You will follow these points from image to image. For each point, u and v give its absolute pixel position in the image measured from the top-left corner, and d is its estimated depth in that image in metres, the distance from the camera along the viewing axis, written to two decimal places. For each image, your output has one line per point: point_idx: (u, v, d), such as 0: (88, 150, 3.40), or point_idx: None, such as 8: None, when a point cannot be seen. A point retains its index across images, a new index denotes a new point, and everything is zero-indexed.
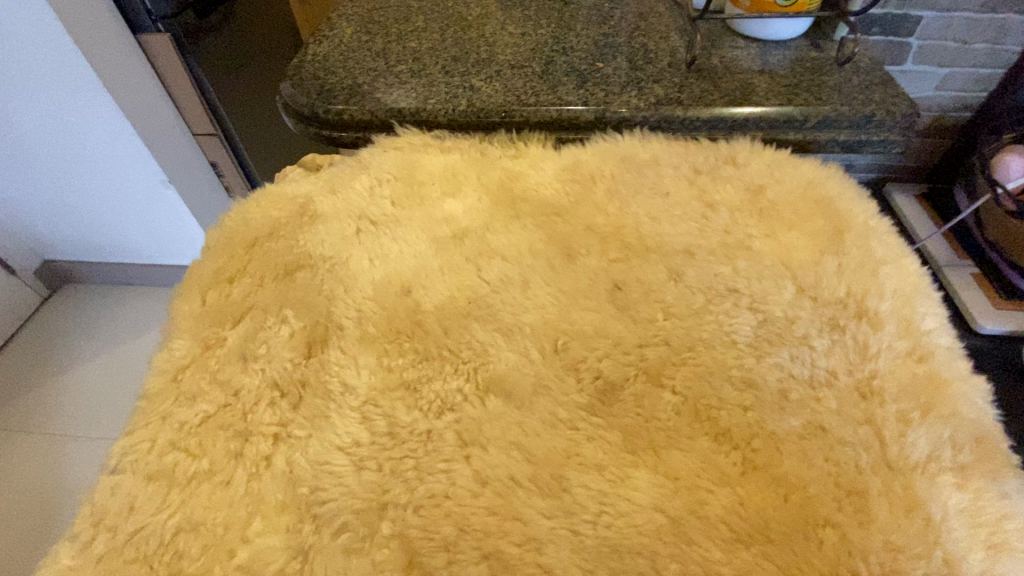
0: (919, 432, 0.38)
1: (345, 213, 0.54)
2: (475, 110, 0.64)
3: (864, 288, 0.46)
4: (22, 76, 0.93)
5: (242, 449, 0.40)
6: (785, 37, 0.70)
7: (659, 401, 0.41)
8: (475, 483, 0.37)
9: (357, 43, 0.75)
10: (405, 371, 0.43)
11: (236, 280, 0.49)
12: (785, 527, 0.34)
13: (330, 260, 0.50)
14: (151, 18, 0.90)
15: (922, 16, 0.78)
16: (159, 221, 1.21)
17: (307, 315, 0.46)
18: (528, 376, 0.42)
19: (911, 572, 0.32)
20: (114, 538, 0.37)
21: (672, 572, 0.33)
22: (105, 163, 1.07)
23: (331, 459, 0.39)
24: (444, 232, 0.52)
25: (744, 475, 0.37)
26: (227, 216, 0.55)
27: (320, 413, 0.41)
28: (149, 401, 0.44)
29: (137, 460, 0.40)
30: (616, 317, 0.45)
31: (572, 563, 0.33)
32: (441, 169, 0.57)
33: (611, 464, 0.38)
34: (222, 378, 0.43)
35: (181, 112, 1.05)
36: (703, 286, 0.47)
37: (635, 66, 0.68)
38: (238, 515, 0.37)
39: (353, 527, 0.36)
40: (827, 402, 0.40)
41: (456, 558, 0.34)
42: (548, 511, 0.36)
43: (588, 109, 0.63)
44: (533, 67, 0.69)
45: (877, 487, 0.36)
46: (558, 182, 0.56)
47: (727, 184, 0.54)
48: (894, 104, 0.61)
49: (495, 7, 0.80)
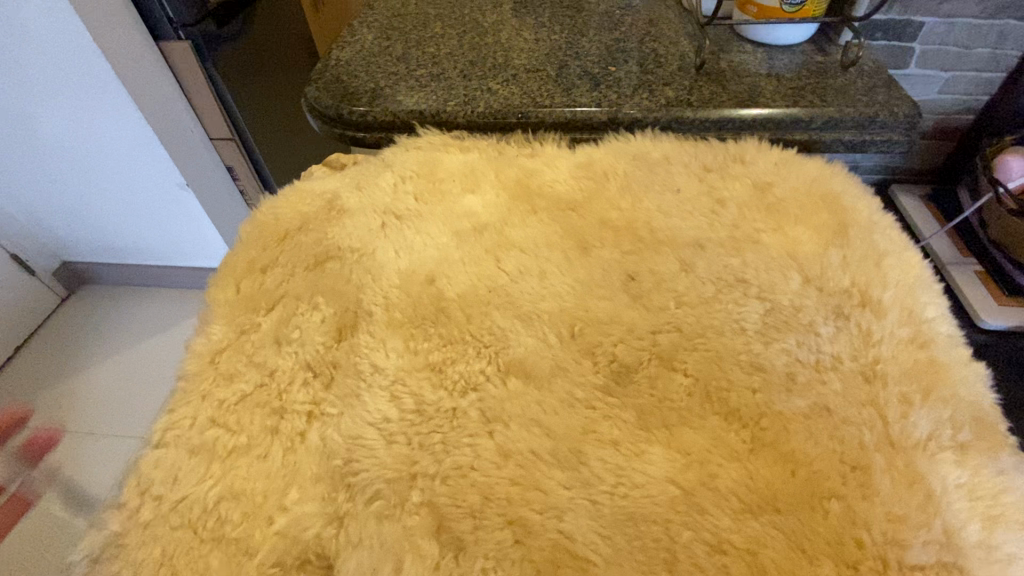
0: (920, 413, 0.40)
1: (371, 208, 0.57)
2: (492, 111, 0.67)
3: (867, 279, 0.48)
4: (49, 83, 0.96)
5: (278, 425, 0.43)
6: (791, 42, 0.72)
7: (672, 383, 0.43)
8: (498, 456, 0.39)
9: (377, 49, 0.79)
10: (430, 354, 0.45)
11: (268, 270, 0.52)
12: (792, 498, 0.37)
13: (357, 252, 0.53)
14: (174, 26, 0.94)
15: (924, 22, 0.80)
16: (177, 223, 1.24)
17: (336, 302, 0.49)
18: (547, 359, 0.44)
19: (912, 540, 0.34)
20: (159, 507, 0.39)
21: (685, 538, 0.35)
22: (126, 166, 1.10)
23: (363, 434, 0.41)
24: (465, 225, 0.55)
25: (753, 451, 0.39)
26: (258, 210, 0.58)
27: (351, 392, 0.44)
28: (188, 382, 0.46)
29: (179, 436, 0.43)
30: (630, 305, 0.48)
31: (590, 529, 0.36)
32: (461, 167, 0.60)
33: (626, 440, 0.40)
34: (258, 360, 0.46)
35: (199, 117, 1.09)
36: (713, 277, 0.49)
37: (646, 70, 0.71)
38: (276, 485, 0.40)
39: (385, 495, 0.38)
40: (832, 385, 0.42)
41: (482, 523, 0.37)
42: (568, 482, 0.38)
43: (601, 110, 0.65)
44: (547, 71, 0.72)
45: (880, 462, 0.38)
46: (573, 178, 0.58)
47: (735, 182, 0.57)
48: (896, 106, 0.64)
49: (510, 14, 0.84)
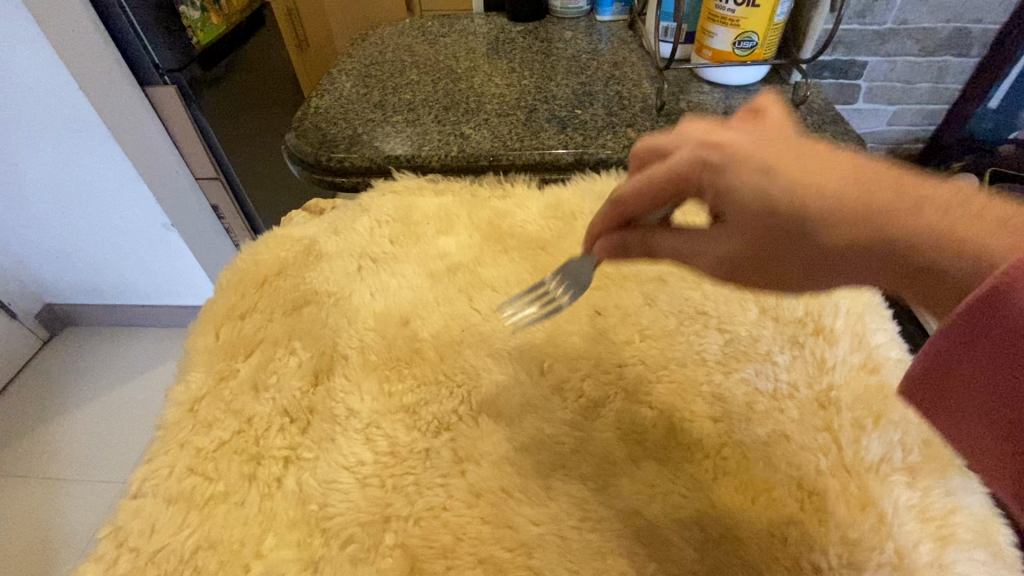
0: (873, 437, 0.42)
1: (348, 252, 0.59)
2: (465, 154, 0.71)
3: (819, 308, 0.50)
4: (33, 127, 0.99)
5: (255, 472, 0.43)
6: (746, 82, 0.77)
7: (637, 415, 0.45)
8: (468, 495, 0.40)
9: (356, 96, 0.82)
10: (405, 395, 0.47)
11: (248, 316, 0.53)
12: (752, 526, 0.38)
13: (335, 296, 0.55)
14: (159, 72, 0.95)
15: (867, 62, 0.86)
16: (161, 262, 1.26)
17: (314, 347, 0.51)
18: (516, 397, 0.46)
19: (866, 562, 0.36)
20: (136, 558, 0.40)
21: (651, 570, 0.36)
22: (110, 207, 1.12)
23: (338, 477, 0.42)
24: (439, 266, 0.57)
25: (715, 481, 0.41)
26: (238, 257, 0.60)
27: (328, 435, 0.45)
28: (168, 430, 0.47)
29: (158, 485, 0.43)
30: (597, 340, 0.50)
31: (559, 565, 0.37)
32: (435, 210, 0.62)
33: (594, 474, 0.41)
34: (236, 407, 0.47)
35: (186, 159, 1.09)
36: (675, 310, 0.51)
37: (611, 112, 0.75)
38: (253, 533, 0.40)
39: (359, 538, 0.39)
40: (788, 412, 0.44)
41: (453, 563, 0.37)
42: (536, 518, 0.39)
43: (568, 152, 0.69)
44: (517, 115, 0.76)
45: (835, 487, 0.39)
46: (543, 219, 0.61)
47: (695, 218, 0.59)
48: (843, 141, 0.68)
49: (482, 60, 0.88)
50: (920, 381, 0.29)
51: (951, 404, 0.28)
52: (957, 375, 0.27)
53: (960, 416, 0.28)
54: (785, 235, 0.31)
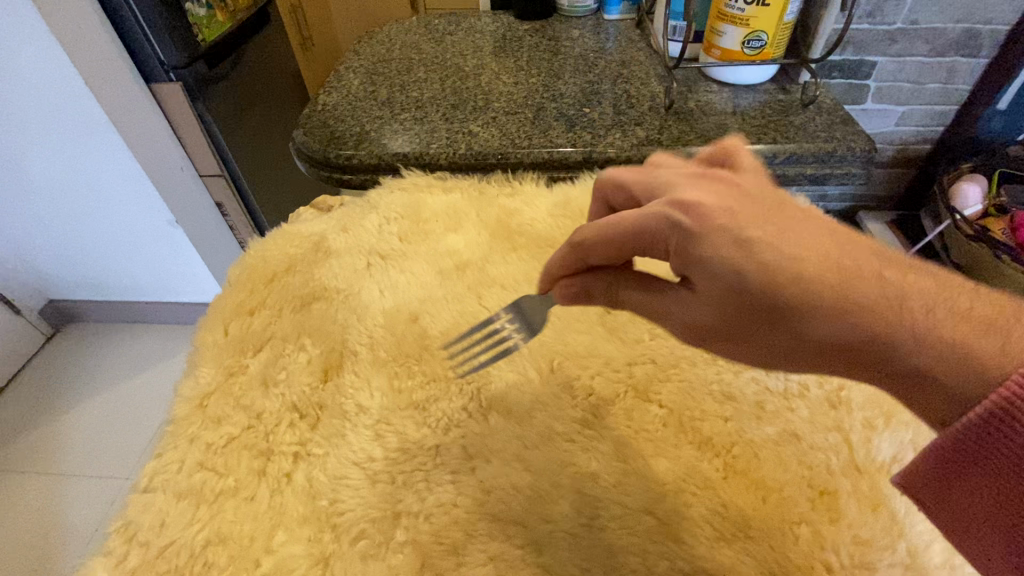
0: (883, 437, 0.42)
1: (356, 249, 0.59)
2: (474, 152, 0.71)
3: None
4: (38, 124, 0.99)
5: (265, 467, 0.43)
6: (755, 81, 0.77)
7: (647, 414, 0.44)
8: (479, 492, 0.40)
9: (363, 93, 0.82)
10: (414, 392, 0.47)
11: (257, 312, 0.53)
12: (763, 524, 0.38)
13: (344, 292, 0.55)
14: (164, 68, 0.96)
15: (876, 62, 0.86)
16: (166, 259, 1.26)
17: (324, 343, 0.51)
18: (526, 395, 0.46)
19: (878, 562, 0.36)
20: (147, 552, 0.40)
21: (662, 568, 0.36)
22: (115, 203, 1.12)
23: (348, 473, 0.42)
24: (448, 264, 0.57)
25: (725, 479, 0.40)
26: (246, 253, 0.60)
27: (338, 432, 0.45)
28: (177, 425, 0.47)
29: (168, 480, 0.43)
30: (606, 338, 0.50)
31: (570, 562, 0.37)
32: (443, 208, 0.62)
33: (604, 472, 0.41)
34: (246, 403, 0.47)
35: (190, 155, 1.10)
36: None
37: (619, 110, 0.75)
38: (263, 528, 0.40)
39: (369, 534, 0.39)
40: (799, 411, 0.44)
41: (464, 560, 0.37)
42: (547, 515, 0.39)
43: (576, 151, 0.69)
44: (525, 113, 0.76)
45: (846, 487, 0.39)
46: (551, 216, 0.61)
47: None
48: (854, 141, 0.68)
49: (490, 58, 0.88)
50: (921, 485, 0.29)
51: (964, 508, 0.28)
52: (970, 477, 0.27)
53: (978, 523, 0.28)
54: (778, 314, 0.31)
